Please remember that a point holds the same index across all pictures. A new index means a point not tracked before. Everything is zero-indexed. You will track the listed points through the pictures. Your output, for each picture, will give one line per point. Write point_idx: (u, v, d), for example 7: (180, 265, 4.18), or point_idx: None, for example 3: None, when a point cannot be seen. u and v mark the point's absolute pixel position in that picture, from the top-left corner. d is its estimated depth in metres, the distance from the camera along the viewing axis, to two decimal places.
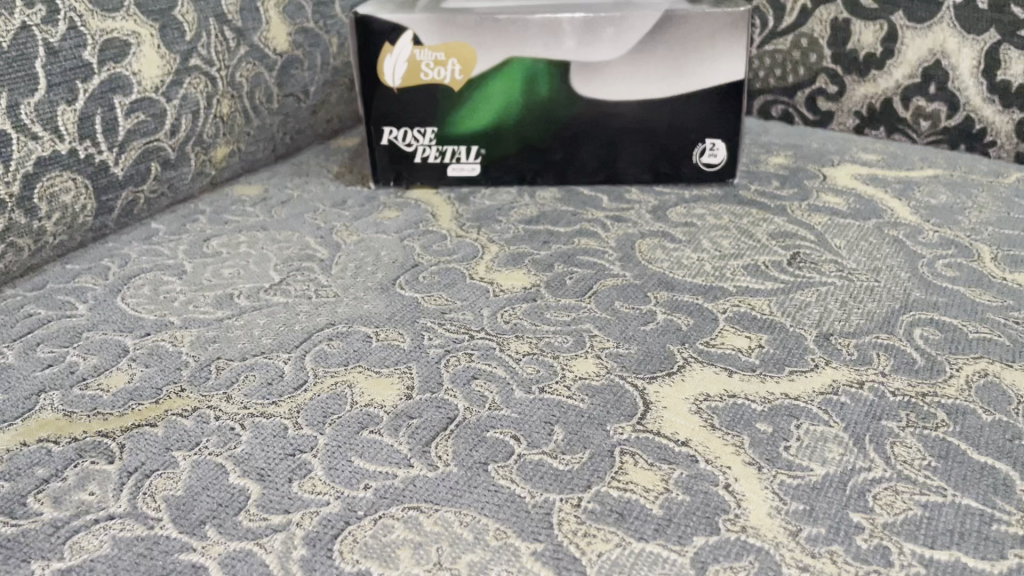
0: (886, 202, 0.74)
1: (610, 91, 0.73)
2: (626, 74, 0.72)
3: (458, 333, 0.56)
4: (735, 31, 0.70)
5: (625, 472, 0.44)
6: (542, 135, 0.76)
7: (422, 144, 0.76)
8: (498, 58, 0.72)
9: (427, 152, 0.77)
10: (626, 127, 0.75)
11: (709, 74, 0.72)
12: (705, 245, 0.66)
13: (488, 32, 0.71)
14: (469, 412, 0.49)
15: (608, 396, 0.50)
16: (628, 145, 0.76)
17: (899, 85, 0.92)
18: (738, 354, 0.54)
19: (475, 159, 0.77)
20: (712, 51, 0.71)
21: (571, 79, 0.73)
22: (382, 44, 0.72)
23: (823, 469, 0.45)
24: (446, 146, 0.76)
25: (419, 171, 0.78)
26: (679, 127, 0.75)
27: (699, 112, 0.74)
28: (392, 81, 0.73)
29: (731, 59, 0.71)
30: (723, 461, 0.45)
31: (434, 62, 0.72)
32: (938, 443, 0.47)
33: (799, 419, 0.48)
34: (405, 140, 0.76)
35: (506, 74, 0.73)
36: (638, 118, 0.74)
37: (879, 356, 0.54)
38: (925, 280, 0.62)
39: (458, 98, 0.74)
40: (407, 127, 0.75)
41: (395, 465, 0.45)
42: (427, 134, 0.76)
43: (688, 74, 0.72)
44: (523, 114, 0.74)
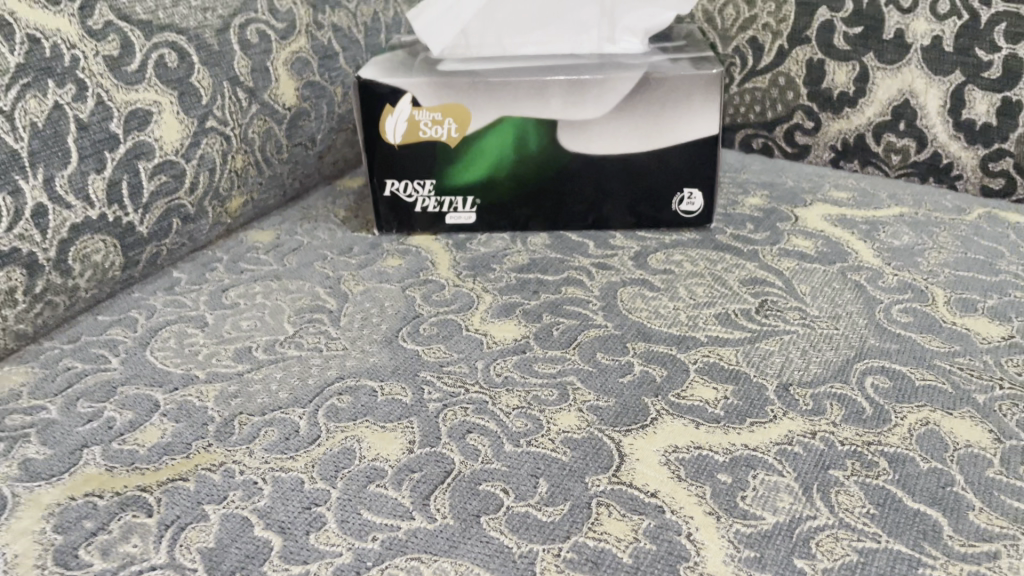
0: (852, 245, 0.80)
1: (595, 146, 0.79)
2: (610, 130, 0.78)
3: (455, 386, 0.62)
4: (709, 93, 0.76)
5: (601, 523, 0.51)
6: (532, 186, 0.82)
7: (422, 195, 0.82)
8: (490, 117, 0.78)
9: (427, 202, 0.83)
10: (610, 178, 0.81)
11: (686, 130, 0.78)
12: (681, 293, 0.72)
13: (482, 94, 0.77)
14: (464, 465, 0.55)
15: (588, 448, 0.56)
16: (613, 193, 0.82)
17: (871, 122, 0.97)
18: (705, 406, 0.60)
19: (470, 209, 0.83)
20: (687, 110, 0.77)
21: (558, 136, 0.79)
22: (383, 105, 0.78)
23: (773, 518, 0.51)
24: (444, 197, 0.82)
25: (419, 220, 0.84)
26: (660, 176, 0.81)
27: (678, 164, 0.80)
28: (393, 138, 0.79)
29: (705, 117, 0.77)
30: (686, 511, 0.52)
31: (431, 121, 0.78)
32: (877, 490, 0.53)
33: (756, 469, 0.54)
34: (406, 191, 0.82)
35: (498, 131, 0.79)
36: (621, 170, 0.80)
37: (832, 406, 0.60)
38: (881, 326, 0.68)
39: (454, 153, 0.80)
40: (408, 180, 0.81)
41: (399, 517, 0.52)
42: (426, 186, 0.82)
43: (666, 130, 0.78)
44: (515, 167, 0.80)
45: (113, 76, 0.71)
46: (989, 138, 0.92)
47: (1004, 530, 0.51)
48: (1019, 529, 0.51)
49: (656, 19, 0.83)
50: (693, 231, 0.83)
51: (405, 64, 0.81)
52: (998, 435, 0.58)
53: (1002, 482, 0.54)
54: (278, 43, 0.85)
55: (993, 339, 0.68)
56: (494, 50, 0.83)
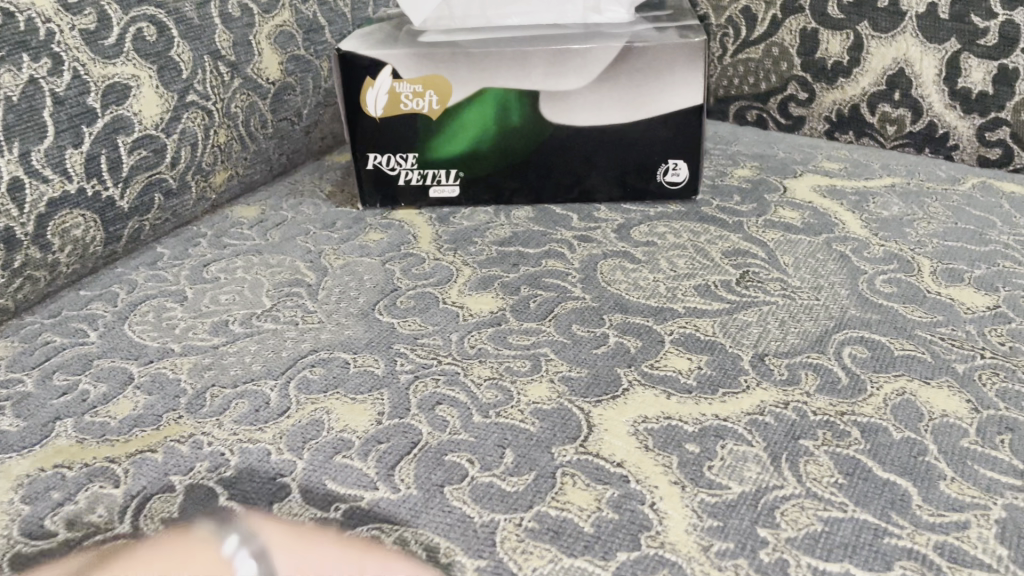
0: (839, 215, 0.79)
1: (578, 117, 0.78)
2: (592, 102, 0.77)
3: (428, 358, 0.62)
4: (693, 63, 0.75)
5: (564, 492, 0.50)
6: (516, 158, 0.81)
7: (405, 168, 0.82)
8: (472, 89, 0.77)
9: (410, 176, 0.82)
10: (594, 150, 0.80)
11: (670, 99, 0.77)
12: (662, 264, 0.71)
13: (463, 66, 0.76)
14: (431, 436, 0.55)
15: (556, 419, 0.56)
16: (598, 165, 0.81)
17: (865, 92, 0.96)
18: (677, 376, 0.59)
19: (454, 181, 0.83)
20: (671, 80, 0.76)
21: (540, 107, 0.78)
22: (364, 78, 0.77)
23: (739, 487, 0.51)
24: (428, 170, 0.82)
25: (403, 193, 0.84)
26: (645, 148, 0.80)
27: (663, 135, 0.79)
28: (374, 111, 0.79)
29: (689, 87, 0.76)
30: (651, 481, 0.51)
31: (412, 94, 0.78)
32: (848, 460, 0.53)
33: (725, 439, 0.54)
34: (388, 165, 0.82)
35: (481, 103, 0.78)
36: (605, 142, 0.79)
37: (807, 376, 0.59)
38: (863, 297, 0.67)
39: (437, 125, 0.79)
40: (390, 153, 0.81)
41: (362, 487, 0.52)
42: (409, 160, 0.81)
43: (650, 100, 0.77)
44: (498, 140, 0.80)
45: (89, 49, 0.71)
46: (986, 107, 0.90)
47: (975, 499, 0.50)
48: (991, 499, 0.50)
49: None
50: (679, 203, 0.82)
51: (387, 37, 0.80)
52: (975, 404, 0.57)
53: (976, 451, 0.54)
54: (261, 16, 0.84)
55: (978, 309, 0.67)
56: (477, 22, 0.82)
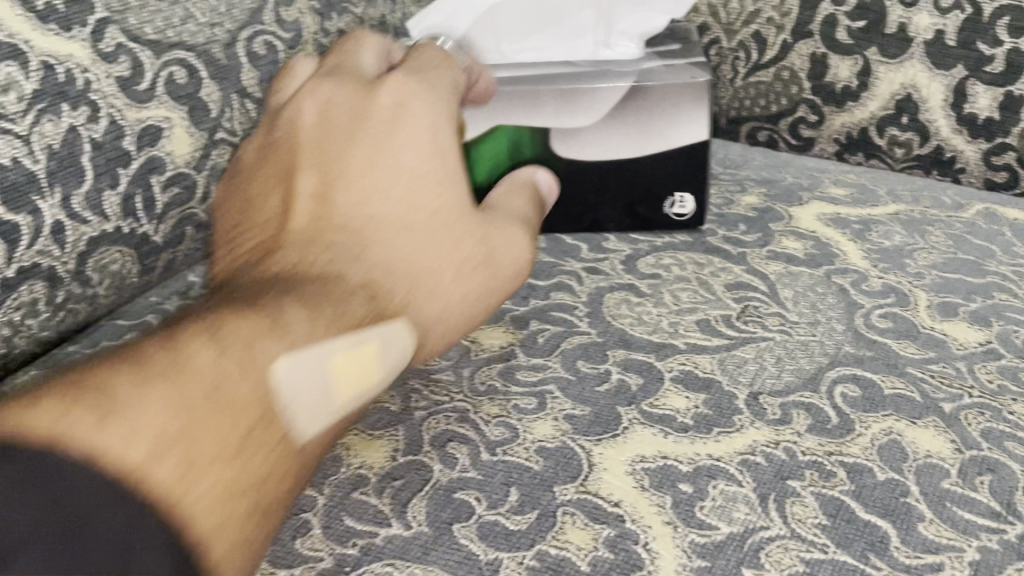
0: (842, 245, 0.81)
1: (588, 154, 0.81)
2: (601, 139, 0.80)
3: (441, 395, 0.66)
4: (697, 102, 0.79)
5: (564, 531, 0.54)
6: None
7: None
8: (485, 127, 0.80)
9: None
10: (604, 182, 0.82)
11: (676, 136, 0.80)
12: (666, 298, 0.75)
13: (474, 107, 0.79)
14: (442, 474, 0.59)
15: (559, 457, 0.60)
16: (607, 197, 0.83)
17: (874, 116, 0.98)
18: (675, 415, 0.62)
19: None
20: (677, 117, 0.79)
21: (551, 143, 0.80)
22: None
23: (727, 528, 0.54)
24: None
25: None
26: (653, 181, 0.82)
27: (670, 168, 0.82)
28: None
29: (693, 124, 0.79)
30: (645, 521, 0.55)
31: None
32: (832, 501, 0.56)
33: (716, 479, 0.57)
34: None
35: (494, 140, 0.80)
36: (614, 175, 0.82)
37: (798, 415, 0.62)
38: (858, 333, 0.70)
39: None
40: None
41: (378, 523, 0.56)
42: None
43: (656, 135, 0.80)
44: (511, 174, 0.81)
45: (124, 95, 0.75)
46: (991, 131, 0.92)
47: (951, 541, 0.53)
48: (966, 541, 0.53)
49: (650, 23, 0.84)
50: (686, 233, 0.84)
51: None
52: (959, 445, 0.60)
53: (956, 492, 0.57)
54: (284, 53, 0.88)
55: (970, 345, 0.69)
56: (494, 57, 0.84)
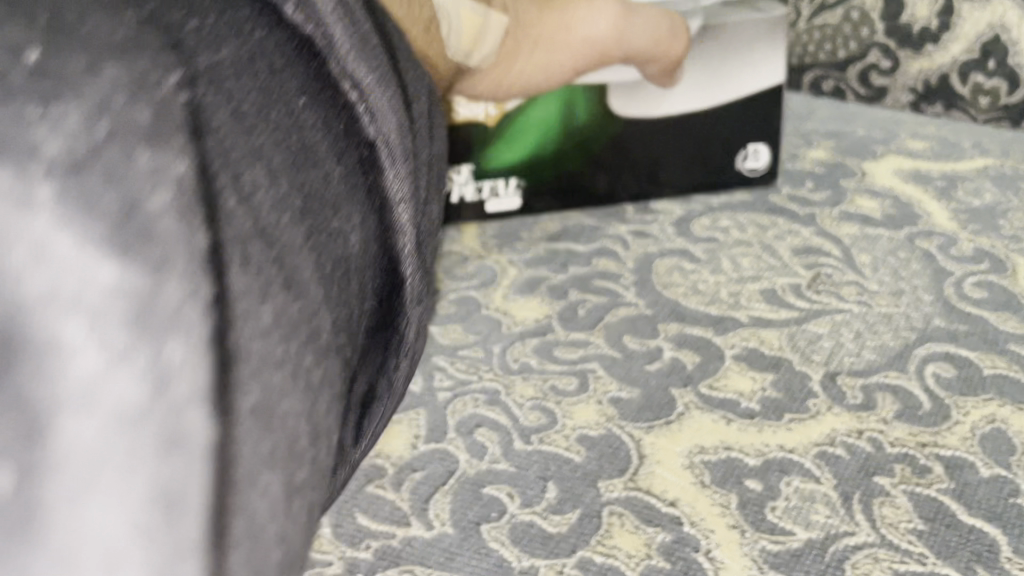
0: (924, 204, 0.72)
1: (656, 106, 0.70)
2: (669, 89, 0.69)
3: (469, 373, 0.58)
4: (773, 39, 0.70)
5: (611, 536, 0.46)
6: (582, 162, 0.71)
7: (458, 184, 0.70)
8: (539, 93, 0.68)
9: (464, 192, 0.71)
10: (672, 138, 0.71)
11: (752, 79, 0.71)
12: (725, 265, 0.66)
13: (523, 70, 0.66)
14: (469, 465, 0.52)
15: (604, 448, 0.51)
16: (673, 156, 0.72)
17: (956, 60, 0.87)
18: (739, 400, 0.54)
19: (513, 193, 0.72)
20: (751, 58, 0.70)
21: (609, 101, 0.69)
22: None
23: (805, 534, 0.46)
24: (484, 182, 0.71)
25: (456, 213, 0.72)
26: (724, 131, 0.72)
27: (739, 116, 0.71)
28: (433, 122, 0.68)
29: (771, 63, 0.70)
30: (707, 525, 0.47)
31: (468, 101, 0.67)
32: (928, 503, 0.47)
33: (790, 475, 0.49)
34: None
35: (543, 103, 0.68)
36: (681, 130, 0.71)
37: (883, 401, 0.53)
38: (948, 304, 0.61)
39: (494, 133, 0.69)
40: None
41: (395, 523, 0.48)
42: (463, 173, 0.70)
43: (726, 83, 0.70)
44: (562, 143, 0.70)
45: None
46: None
47: None
48: None
49: None
50: (749, 191, 0.74)
51: None
52: None
53: None
54: None
55: None
56: None
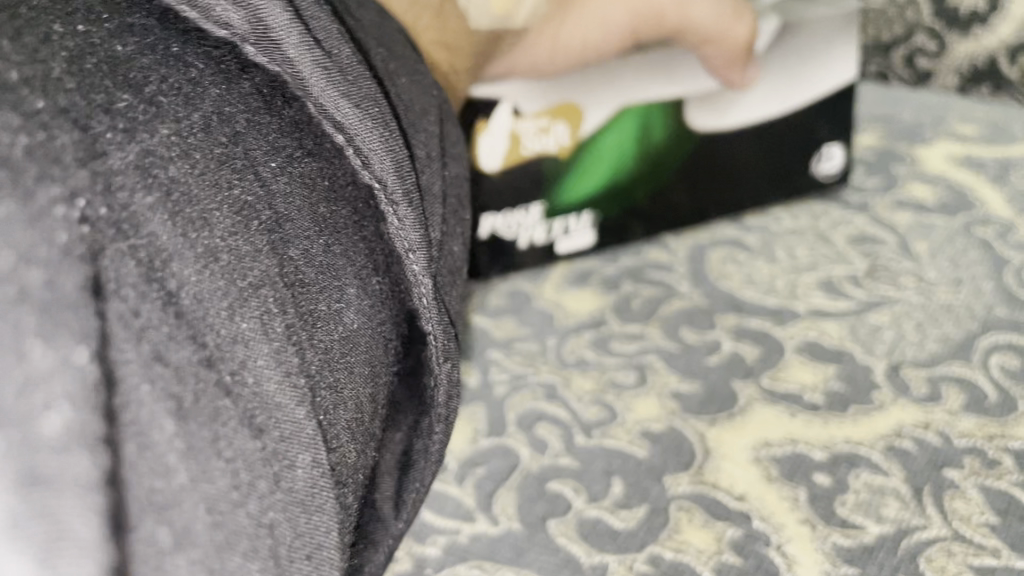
0: (979, 192, 0.71)
1: (736, 115, 0.65)
2: (750, 95, 0.65)
3: (526, 367, 0.58)
4: (846, 32, 0.66)
5: (680, 531, 0.46)
6: (657, 185, 0.66)
7: (527, 225, 0.64)
8: (607, 109, 0.62)
9: (533, 233, 0.64)
10: (748, 151, 0.67)
11: (828, 77, 0.66)
12: (779, 255, 0.65)
13: (597, 85, 0.61)
14: (532, 460, 0.51)
15: (668, 443, 0.51)
16: (748, 170, 0.68)
17: (1005, 41, 0.82)
18: (802, 393, 0.54)
19: (585, 227, 0.66)
20: (827, 55, 0.66)
21: (686, 115, 0.64)
22: (478, 122, 0.59)
23: (877, 528, 0.45)
24: (555, 221, 0.64)
25: (523, 258, 0.65)
26: (792, 144, 0.68)
27: (810, 119, 0.67)
28: (494, 164, 0.61)
29: (844, 57, 0.66)
30: (778, 519, 0.46)
31: (538, 131, 0.61)
32: (1000, 496, 0.47)
33: (859, 468, 0.49)
34: (504, 224, 0.63)
35: (618, 126, 0.63)
36: (756, 140, 0.67)
37: (949, 392, 0.53)
38: (1008, 293, 0.60)
39: (567, 163, 0.63)
40: (509, 208, 0.63)
41: (460, 518, 0.48)
42: (533, 213, 0.63)
43: (799, 86, 0.66)
44: (638, 165, 0.65)
45: None
46: None
47: None
48: None
49: None
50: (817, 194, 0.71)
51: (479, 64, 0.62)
52: None
53: None
54: None
55: None
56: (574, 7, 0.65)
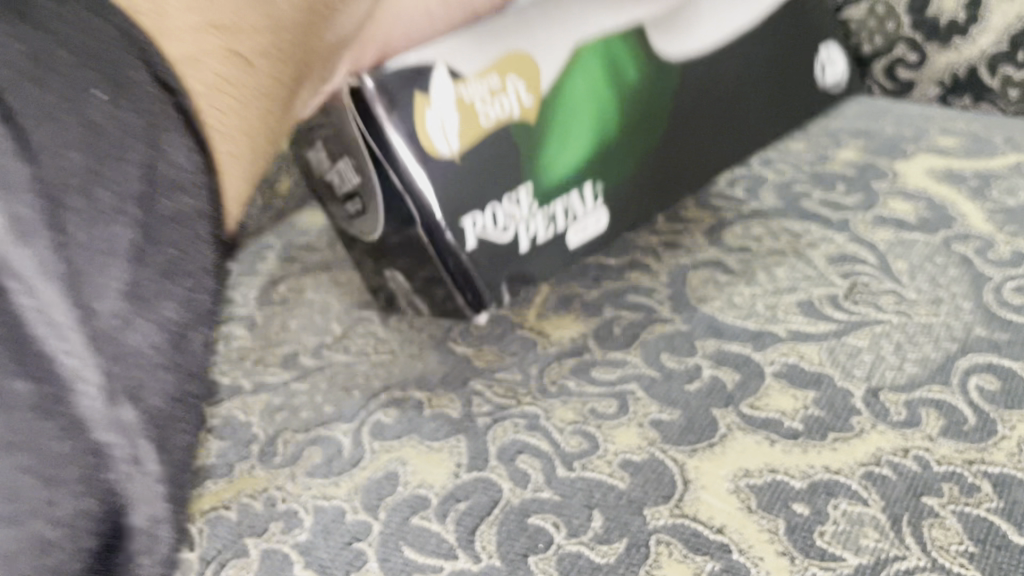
0: (959, 206, 0.71)
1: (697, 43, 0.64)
2: (703, 22, 0.64)
3: (507, 398, 0.58)
4: None
5: (659, 566, 0.46)
6: (637, 140, 0.62)
7: (521, 219, 0.58)
8: (560, 56, 0.58)
9: (531, 227, 0.58)
10: (713, 94, 0.66)
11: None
12: (759, 276, 0.66)
13: (537, 26, 0.57)
14: (513, 494, 0.51)
15: (647, 474, 0.51)
16: (717, 117, 0.67)
17: (985, 53, 0.81)
18: (781, 419, 0.54)
19: (588, 204, 0.60)
20: None
21: (645, 48, 0.61)
22: (415, 95, 0.53)
23: (856, 559, 0.45)
24: (549, 206, 0.59)
25: (528, 257, 0.59)
26: (748, 83, 0.68)
27: (760, 45, 0.68)
28: (449, 144, 0.54)
29: None
30: (757, 551, 0.46)
31: (490, 94, 0.55)
32: (980, 523, 0.47)
33: (837, 498, 0.49)
34: (496, 224, 0.56)
35: (580, 74, 0.59)
36: (717, 78, 0.66)
37: (928, 416, 0.53)
38: (989, 312, 0.60)
39: (539, 130, 0.57)
40: (497, 206, 0.56)
41: (442, 556, 0.48)
42: (523, 202, 0.57)
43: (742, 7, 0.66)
44: (613, 118, 0.60)
45: None
46: None
47: None
48: None
49: None
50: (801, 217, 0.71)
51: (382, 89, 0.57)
52: None
53: None
54: None
55: None
56: None
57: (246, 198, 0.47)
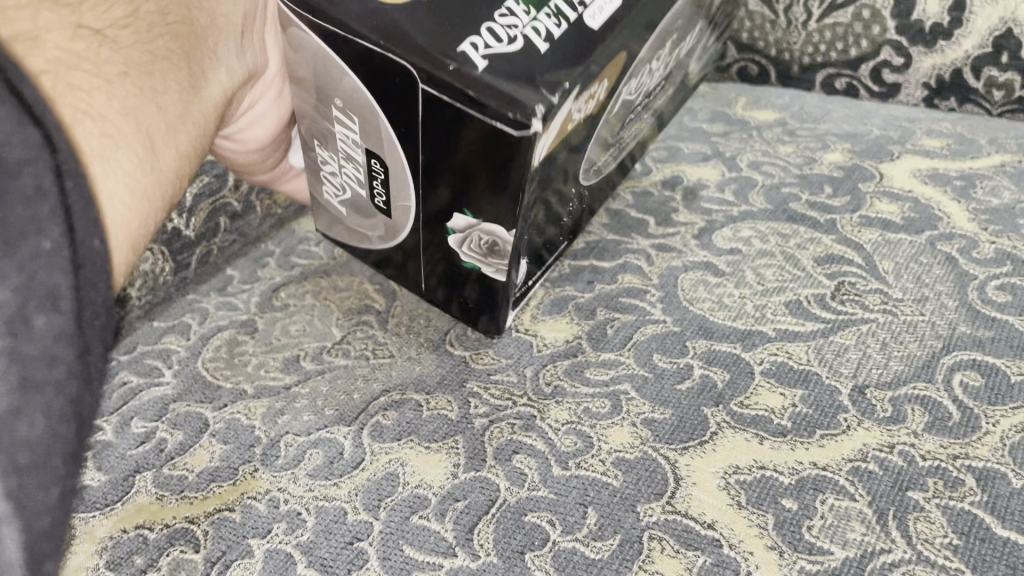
0: (943, 206, 0.72)
1: None
2: None
3: (503, 399, 0.59)
4: None
5: (651, 561, 0.48)
6: None
7: (524, 23, 0.50)
8: None
9: (540, 25, 0.51)
10: None
11: None
12: (748, 277, 0.67)
13: None
14: (510, 493, 0.53)
15: (640, 471, 0.53)
16: None
17: (969, 55, 0.83)
18: (770, 417, 0.55)
19: None
20: None
21: None
22: None
23: (842, 552, 0.47)
24: (548, 7, 0.51)
25: (558, 52, 0.50)
26: None
27: None
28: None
29: None
30: (746, 546, 0.48)
31: None
32: (962, 516, 0.48)
33: (824, 493, 0.50)
34: (498, 35, 0.49)
35: None
36: None
37: (913, 413, 0.54)
38: (973, 309, 0.62)
39: None
40: (487, 20, 0.50)
41: (441, 554, 0.50)
42: (514, 9, 0.50)
43: None
44: None
45: None
46: None
47: None
48: None
49: None
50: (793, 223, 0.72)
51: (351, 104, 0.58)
52: None
53: None
54: None
55: None
56: None
57: (138, 243, 0.46)
